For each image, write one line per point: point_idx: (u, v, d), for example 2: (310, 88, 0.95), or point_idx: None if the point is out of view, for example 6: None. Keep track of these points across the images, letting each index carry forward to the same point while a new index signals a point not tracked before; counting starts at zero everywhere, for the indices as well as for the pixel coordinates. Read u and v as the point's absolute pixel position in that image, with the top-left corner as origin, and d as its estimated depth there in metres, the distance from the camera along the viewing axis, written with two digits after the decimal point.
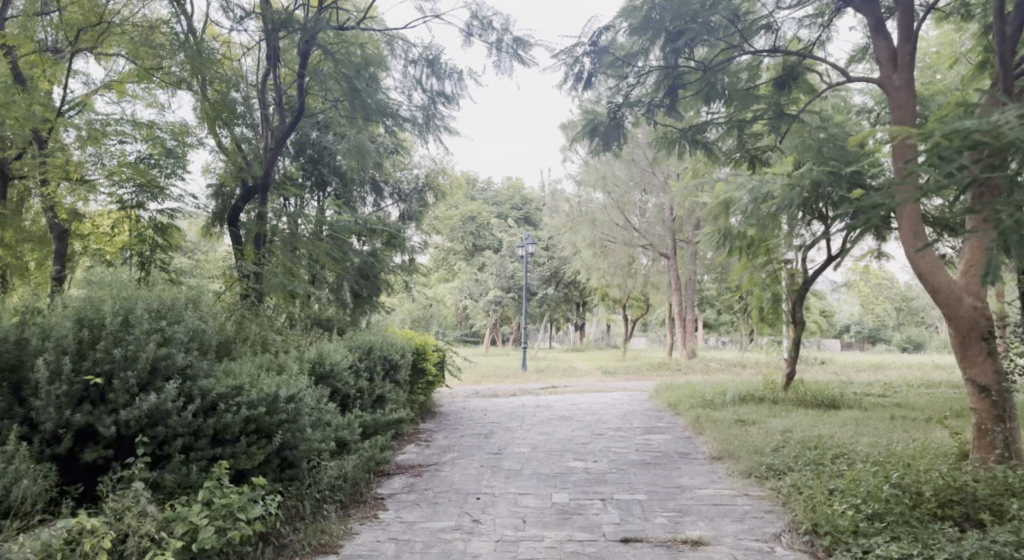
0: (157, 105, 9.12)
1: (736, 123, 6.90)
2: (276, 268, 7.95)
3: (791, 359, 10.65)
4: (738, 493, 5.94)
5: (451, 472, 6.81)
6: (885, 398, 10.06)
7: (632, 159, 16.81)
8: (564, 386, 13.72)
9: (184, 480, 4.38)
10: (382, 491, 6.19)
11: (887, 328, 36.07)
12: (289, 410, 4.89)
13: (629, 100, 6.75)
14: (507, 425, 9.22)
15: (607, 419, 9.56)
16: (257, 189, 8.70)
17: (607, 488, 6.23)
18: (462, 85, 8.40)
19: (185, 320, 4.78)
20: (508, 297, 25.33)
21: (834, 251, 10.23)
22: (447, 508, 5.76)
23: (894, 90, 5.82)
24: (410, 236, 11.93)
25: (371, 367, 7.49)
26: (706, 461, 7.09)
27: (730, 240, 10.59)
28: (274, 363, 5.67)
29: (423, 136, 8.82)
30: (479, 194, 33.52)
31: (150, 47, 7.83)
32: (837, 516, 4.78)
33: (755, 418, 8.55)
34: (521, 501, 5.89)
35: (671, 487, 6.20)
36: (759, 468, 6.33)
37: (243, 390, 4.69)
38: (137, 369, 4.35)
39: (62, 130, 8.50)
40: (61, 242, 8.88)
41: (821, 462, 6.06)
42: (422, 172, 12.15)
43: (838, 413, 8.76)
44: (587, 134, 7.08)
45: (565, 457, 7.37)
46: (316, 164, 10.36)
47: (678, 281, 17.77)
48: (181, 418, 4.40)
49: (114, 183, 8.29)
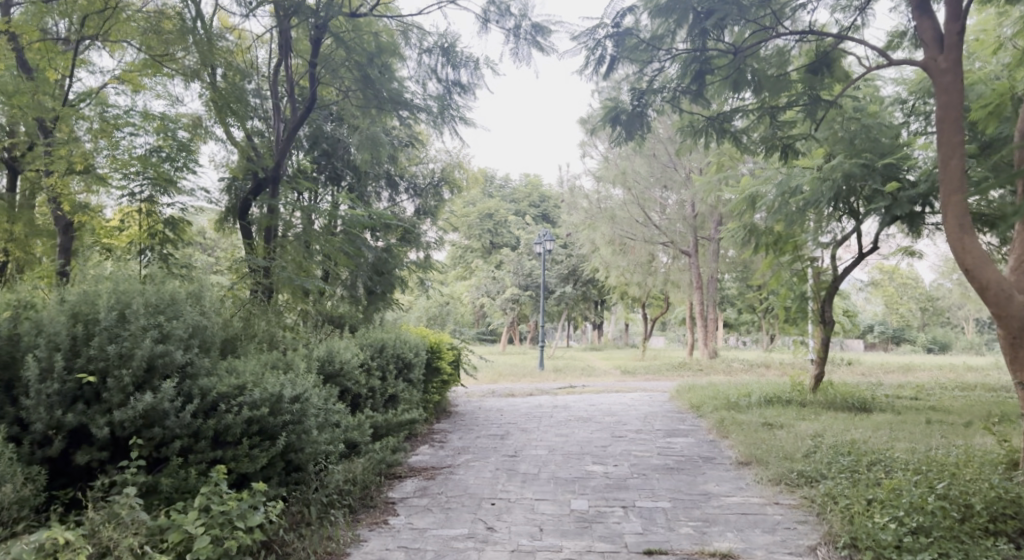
0: (168, 96, 8.91)
1: (767, 110, 6.58)
2: (287, 263, 7.71)
3: (819, 360, 10.28)
4: (768, 502, 5.61)
5: (465, 476, 6.53)
6: (917, 401, 9.65)
7: (653, 154, 16.47)
8: (583, 386, 13.40)
9: (182, 485, 4.14)
10: (393, 495, 5.92)
11: (912, 328, 35.44)
12: (294, 410, 4.63)
13: (653, 88, 6.46)
14: (524, 426, 8.93)
15: (627, 420, 9.24)
16: (266, 182, 8.45)
17: (628, 494, 5.93)
18: (479, 75, 8.07)
19: (185, 315, 4.53)
20: (526, 295, 25.01)
21: (866, 248, 9.86)
22: (460, 514, 5.49)
23: (939, 73, 5.50)
24: (426, 232, 11.67)
25: (383, 366, 7.24)
26: (732, 466, 6.77)
27: (756, 236, 10.31)
28: (281, 361, 5.42)
29: (438, 127, 8.57)
30: (496, 191, 33.24)
31: (163, 35, 7.65)
32: (878, 529, 4.46)
33: (783, 421, 8.21)
34: (538, 508, 5.61)
35: (696, 495, 5.89)
36: (790, 475, 6.02)
37: (246, 389, 4.44)
38: (131, 368, 4.11)
39: (73, 121, 8.21)
40: (67, 235, 8.62)
41: (856, 470, 5.77)
42: (438, 167, 11.83)
43: (870, 417, 8.38)
44: (608, 123, 6.78)
45: (584, 460, 7.07)
46: (330, 158, 10.11)
47: (699, 279, 17.40)
48: (180, 419, 4.16)
49: (124, 177, 7.99)
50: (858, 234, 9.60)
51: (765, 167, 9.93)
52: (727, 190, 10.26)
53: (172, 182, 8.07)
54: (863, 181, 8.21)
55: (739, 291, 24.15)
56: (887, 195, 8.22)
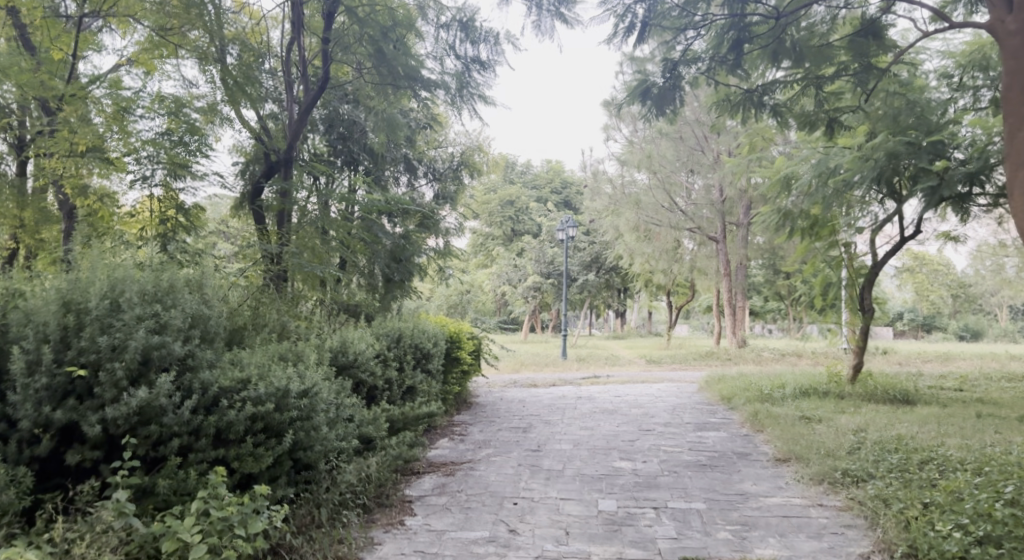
0: (180, 77, 8.61)
1: (812, 80, 6.16)
2: (300, 250, 7.40)
3: (857, 350, 9.80)
4: (811, 503, 5.24)
5: (486, 472, 6.19)
6: (962, 392, 9.18)
7: (679, 136, 15.89)
8: (607, 376, 12.99)
9: (181, 486, 3.83)
10: (410, 493, 5.59)
11: (942, 315, 34.85)
12: (302, 406, 4.31)
13: (688, 56, 6.08)
14: (547, 419, 8.57)
15: (655, 413, 8.86)
16: (278, 165, 8.13)
17: (659, 494, 5.57)
18: (498, 51, 7.65)
19: (184, 303, 4.22)
20: (548, 282, 24.59)
21: (907, 232, 9.44)
22: (481, 514, 5.16)
23: (1008, 36, 5.12)
24: (445, 217, 11.27)
25: (400, 357, 6.94)
26: (769, 463, 6.38)
27: (791, 220, 9.75)
28: (290, 352, 5.10)
29: (456, 106, 8.20)
30: (518, 177, 32.78)
31: (173, 14, 7.33)
32: (942, 540, 4.11)
33: (822, 414, 7.79)
34: (564, 509, 5.26)
35: (732, 494, 5.51)
36: (833, 474, 5.65)
37: (250, 384, 4.13)
38: (125, 361, 3.79)
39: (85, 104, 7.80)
40: (70, 221, 8.30)
41: (907, 469, 5.44)
42: (458, 150, 11.45)
43: (915, 410, 7.94)
44: (638, 98, 6.40)
45: (611, 456, 6.70)
46: (345, 141, 9.75)
47: (727, 265, 16.91)
48: (178, 416, 3.86)
49: (136, 162, 7.82)
50: (899, 217, 9.15)
51: (802, 146, 9.44)
52: (760, 171, 9.78)
53: (185, 167, 7.84)
54: (909, 161, 7.74)
55: (766, 278, 23.63)
56: (934, 174, 7.77)
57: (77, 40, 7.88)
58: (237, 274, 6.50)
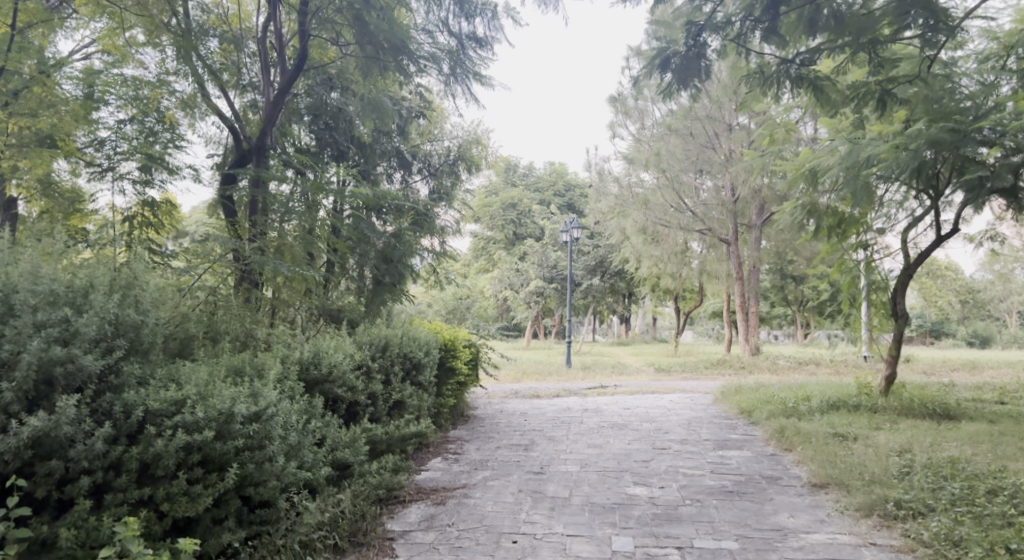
0: (150, 61, 7.40)
1: (859, 48, 5.39)
2: (269, 248, 6.53)
3: (889, 360, 8.92)
4: (862, 542, 4.45)
5: (482, 501, 5.38)
6: (1006, 406, 8.35)
7: (689, 132, 14.91)
8: (614, 387, 12.14)
9: (92, 537, 3.09)
10: (392, 528, 4.77)
11: (952, 321, 34.04)
12: (251, 432, 3.52)
13: (713, 23, 5.46)
14: (550, 435, 7.74)
15: (669, 428, 8.05)
16: (250, 153, 7.39)
17: (683, 529, 4.77)
18: (496, 25, 6.92)
19: (104, 306, 3.47)
20: (550, 287, 23.72)
21: (943, 230, 8.59)
22: (473, 557, 4.35)
23: None
24: (439, 216, 10.35)
25: (385, 368, 6.12)
26: (805, 490, 5.56)
27: (815, 218, 8.72)
28: (248, 365, 4.32)
29: (449, 83, 7.54)
30: (520, 180, 31.92)
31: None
32: None
33: (856, 431, 6.98)
34: (572, 549, 4.45)
35: (768, 530, 4.70)
36: (884, 505, 4.83)
37: (185, 406, 3.37)
38: (16, 380, 3.07)
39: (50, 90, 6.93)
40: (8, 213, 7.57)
41: (974, 502, 4.67)
42: (455, 144, 10.61)
43: (959, 426, 7.13)
44: (657, 69, 5.78)
45: (623, 481, 5.89)
46: (332, 132, 8.78)
47: (738, 269, 16.16)
48: (88, 448, 3.12)
49: (97, 150, 7.38)
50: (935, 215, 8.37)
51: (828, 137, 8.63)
52: (780, 166, 8.97)
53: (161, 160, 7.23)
54: (952, 151, 6.93)
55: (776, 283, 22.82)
56: (985, 166, 6.84)
57: (17, 10, 6.72)
58: (194, 276, 5.74)
